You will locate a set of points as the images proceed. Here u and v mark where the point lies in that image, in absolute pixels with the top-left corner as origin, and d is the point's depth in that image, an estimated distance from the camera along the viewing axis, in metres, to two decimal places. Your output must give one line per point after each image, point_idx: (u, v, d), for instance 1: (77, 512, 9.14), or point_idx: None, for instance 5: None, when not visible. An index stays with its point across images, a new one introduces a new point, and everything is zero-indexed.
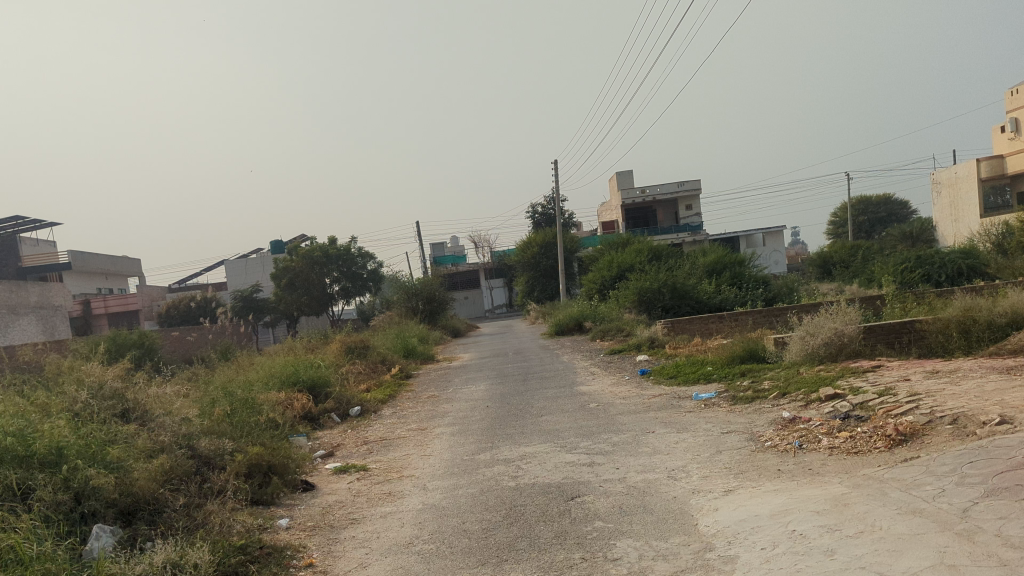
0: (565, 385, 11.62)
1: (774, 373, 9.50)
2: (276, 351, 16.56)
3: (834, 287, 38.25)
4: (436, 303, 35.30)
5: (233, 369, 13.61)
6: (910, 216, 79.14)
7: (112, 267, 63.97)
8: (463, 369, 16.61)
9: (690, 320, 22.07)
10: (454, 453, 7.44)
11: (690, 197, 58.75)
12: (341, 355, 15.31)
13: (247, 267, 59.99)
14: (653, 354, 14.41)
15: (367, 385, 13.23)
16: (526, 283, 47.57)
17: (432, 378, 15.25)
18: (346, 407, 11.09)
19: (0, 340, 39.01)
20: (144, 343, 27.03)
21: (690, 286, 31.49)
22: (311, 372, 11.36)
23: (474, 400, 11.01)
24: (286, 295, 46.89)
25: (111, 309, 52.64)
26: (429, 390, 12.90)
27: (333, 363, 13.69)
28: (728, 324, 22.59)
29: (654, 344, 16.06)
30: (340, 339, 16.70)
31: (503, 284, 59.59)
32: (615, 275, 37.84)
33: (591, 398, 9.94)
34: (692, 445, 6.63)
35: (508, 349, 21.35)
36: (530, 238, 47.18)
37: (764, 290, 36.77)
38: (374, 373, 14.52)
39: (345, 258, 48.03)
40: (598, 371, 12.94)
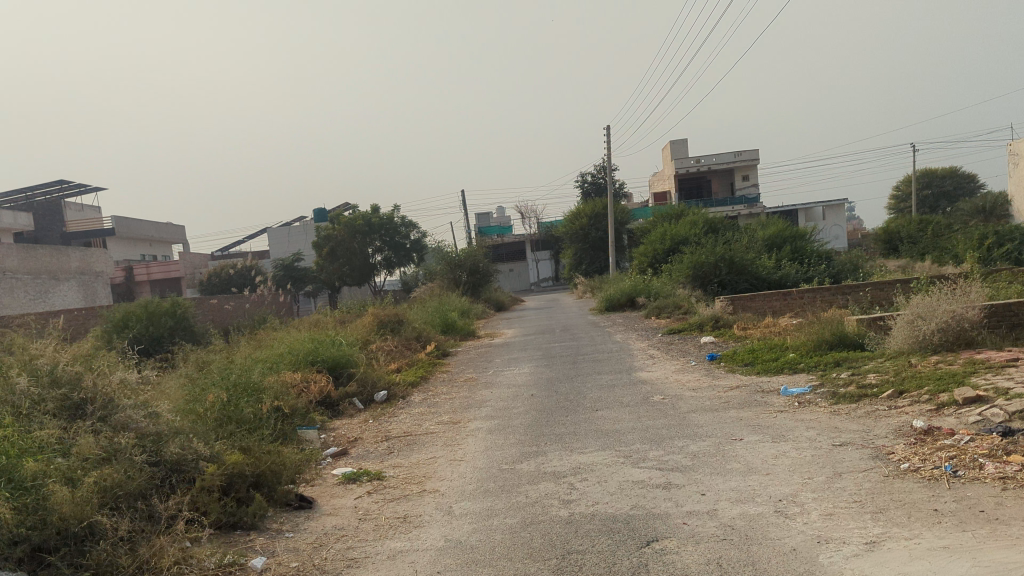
0: (620, 370, 10.12)
1: (877, 364, 7.84)
2: (304, 325, 15.33)
3: (903, 265, 35.93)
4: (480, 275, 34.02)
5: (252, 346, 12.36)
6: (978, 191, 75.37)
7: (157, 235, 64.02)
8: (506, 347, 15.16)
9: (752, 297, 20.37)
10: (490, 460, 6.01)
11: (746, 167, 56.32)
12: (372, 331, 13.99)
13: (289, 235, 59.36)
14: (720, 335, 12.82)
15: (399, 365, 11.91)
16: (574, 256, 45.94)
17: (472, 357, 13.84)
18: (371, 392, 9.77)
19: (39, 306, 38.71)
20: (176, 312, 26.15)
21: (749, 260, 29.64)
22: (332, 350, 10.07)
23: (516, 387, 9.57)
24: (327, 264, 46.06)
25: (153, 276, 52.42)
26: (466, 372, 11.52)
27: (362, 341, 12.38)
28: (794, 302, 20.85)
29: (720, 324, 14.39)
30: (372, 312, 15.40)
31: (550, 257, 58.12)
32: (668, 249, 36.05)
33: (655, 390, 8.40)
34: (798, 461, 5.06)
35: (555, 325, 19.85)
36: (579, 208, 45.49)
37: (827, 266, 34.66)
38: (408, 351, 13.18)
39: (388, 227, 46.84)
40: (658, 355, 11.42)
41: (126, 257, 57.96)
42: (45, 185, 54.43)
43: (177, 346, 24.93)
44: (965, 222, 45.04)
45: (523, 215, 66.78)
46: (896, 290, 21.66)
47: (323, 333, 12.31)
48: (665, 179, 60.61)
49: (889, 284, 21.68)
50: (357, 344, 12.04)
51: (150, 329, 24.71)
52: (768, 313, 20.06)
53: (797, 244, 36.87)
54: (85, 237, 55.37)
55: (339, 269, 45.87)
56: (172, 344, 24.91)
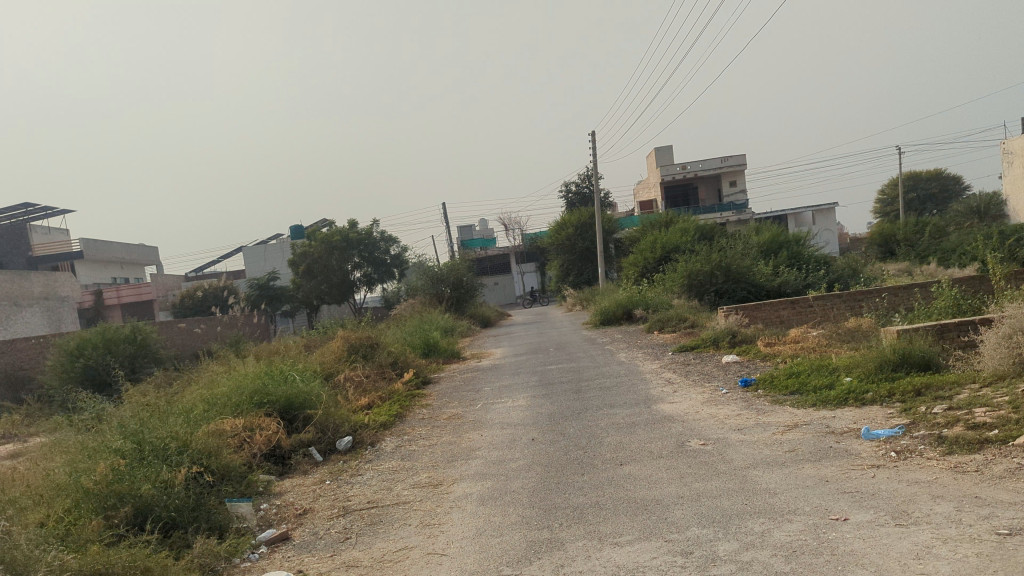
0: (638, 403, 8.34)
1: (977, 394, 6.08)
2: (265, 352, 13.46)
3: (904, 270, 34.57)
4: (462, 289, 32.19)
5: (198, 380, 10.48)
6: (965, 192, 74.65)
7: (128, 256, 61.78)
8: (495, 372, 13.33)
9: (758, 306, 18.72)
10: (482, 557, 4.21)
11: (734, 173, 54.97)
12: (342, 360, 12.14)
13: (266, 253, 57.36)
14: (742, 353, 11.08)
15: (371, 401, 10.06)
16: (561, 266, 44.24)
17: (456, 385, 12.00)
18: (332, 439, 7.91)
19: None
20: (137, 338, 24.13)
21: (747, 267, 28.01)
22: (283, 388, 8.23)
23: (512, 427, 7.77)
24: (305, 281, 44.13)
25: (125, 299, 50.24)
26: (450, 407, 9.72)
27: (325, 374, 10.55)
28: (806, 311, 19.20)
29: (739, 339, 12.62)
30: (344, 335, 13.56)
31: (535, 269, 56.49)
32: (659, 258, 34.44)
33: (689, 433, 6.59)
34: (963, 568, 3.27)
35: (548, 342, 18.09)
36: (564, 218, 43.85)
37: (825, 271, 33.19)
38: (382, 381, 11.33)
39: (367, 242, 44.90)
40: (677, 379, 9.66)
41: (96, 280, 55.77)
42: (10, 207, 52.18)
43: (139, 375, 23.00)
44: (960, 224, 43.88)
45: (506, 227, 65.08)
46: (914, 296, 20.11)
47: (279, 364, 10.44)
48: (651, 187, 59.14)
49: (905, 289, 20.16)
50: (320, 379, 10.18)
51: (109, 358, 22.72)
52: (777, 325, 18.43)
53: (792, 250, 35.42)
54: (52, 261, 53.11)
55: (318, 287, 43.96)
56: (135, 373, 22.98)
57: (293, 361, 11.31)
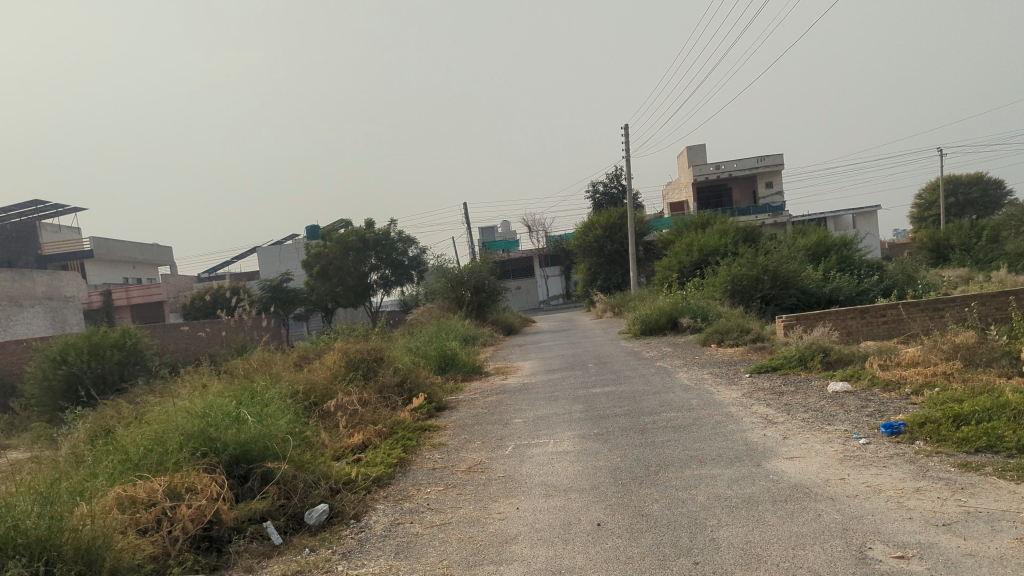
0: (743, 459, 5.80)
1: None
2: (243, 365, 11.01)
3: (962, 278, 31.83)
4: (486, 293, 29.76)
5: (146, 404, 8.08)
6: (1006, 198, 71.25)
7: (141, 257, 59.89)
8: (526, 395, 10.86)
9: (820, 315, 16.21)
10: None
11: (770, 173, 52.26)
12: (335, 384, 9.64)
13: (280, 254, 55.23)
14: (851, 379, 8.51)
15: (367, 441, 7.59)
16: (588, 270, 41.67)
17: (478, 414, 9.51)
18: (302, 506, 5.40)
19: None
20: (128, 344, 21.82)
21: (796, 271, 25.37)
22: (232, 430, 5.76)
23: (563, 498, 5.24)
24: (319, 284, 41.94)
25: (133, 300, 48.12)
26: (469, 450, 7.24)
27: (305, 405, 8.11)
28: (877, 322, 16.60)
29: (834, 358, 10.04)
30: (341, 346, 11.09)
31: (560, 273, 54.09)
32: (695, 262, 31.88)
33: (861, 530, 4.06)
34: None
35: (584, 356, 15.65)
36: (592, 219, 41.31)
37: (878, 277, 30.51)
38: (384, 410, 8.82)
39: (385, 243, 42.46)
40: (780, 418, 7.12)
41: (106, 280, 53.83)
42: (19, 204, 50.34)
43: (127, 384, 20.61)
44: (1016, 230, 40.96)
45: (529, 228, 62.61)
46: (1003, 304, 17.46)
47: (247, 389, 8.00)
48: (681, 188, 56.44)
49: (994, 297, 17.48)
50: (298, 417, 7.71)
51: (96, 366, 20.42)
52: (844, 336, 15.92)
53: (841, 255, 32.75)
54: (61, 260, 51.12)
55: (332, 290, 41.78)
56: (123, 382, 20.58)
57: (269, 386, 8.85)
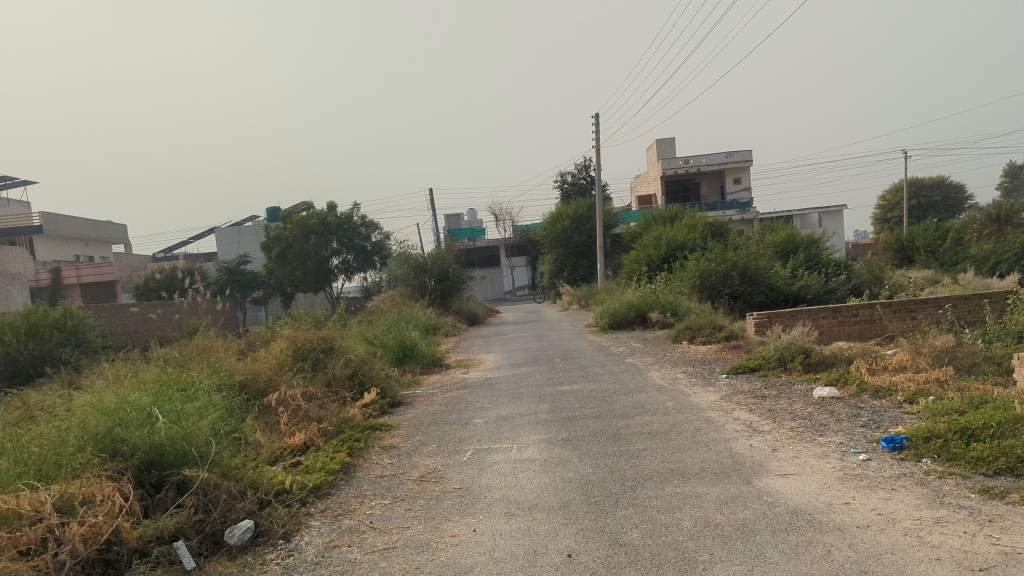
0: (731, 476, 5.13)
1: None
2: (181, 349, 10.14)
3: (928, 280, 31.74)
4: (449, 282, 28.96)
5: (61, 394, 7.22)
6: (967, 202, 72.01)
7: (94, 234, 57.99)
8: (487, 391, 10.14)
9: (791, 313, 15.74)
10: None
11: (739, 169, 52.05)
12: (278, 380, 8.85)
13: (239, 235, 53.82)
14: (838, 385, 7.92)
15: (309, 444, 6.83)
16: (555, 262, 41.05)
17: (434, 411, 8.78)
18: (224, 522, 4.64)
19: None
20: (70, 324, 20.69)
21: (765, 268, 24.97)
22: (144, 431, 4.97)
23: (528, 519, 4.53)
24: (278, 267, 40.80)
25: (83, 278, 46.40)
26: (423, 455, 6.50)
27: (239, 401, 7.30)
28: (850, 322, 16.16)
29: (815, 360, 9.46)
30: (289, 333, 10.28)
31: (526, 263, 53.47)
32: (663, 256, 31.39)
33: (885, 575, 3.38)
34: None
35: (550, 350, 14.98)
36: (559, 209, 40.68)
37: (846, 276, 30.28)
38: (330, 408, 8.06)
39: (347, 227, 41.40)
40: (767, 427, 6.47)
41: (56, 257, 51.97)
42: None
43: (67, 366, 19.51)
44: (980, 233, 41.08)
45: (496, 217, 61.80)
46: (975, 308, 17.12)
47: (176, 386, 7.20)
48: (650, 181, 56.02)
49: (967, 298, 17.13)
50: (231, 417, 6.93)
51: (33, 347, 19.28)
52: (815, 334, 15.46)
53: (809, 253, 32.49)
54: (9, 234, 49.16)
55: (292, 274, 40.67)
56: (62, 364, 19.48)
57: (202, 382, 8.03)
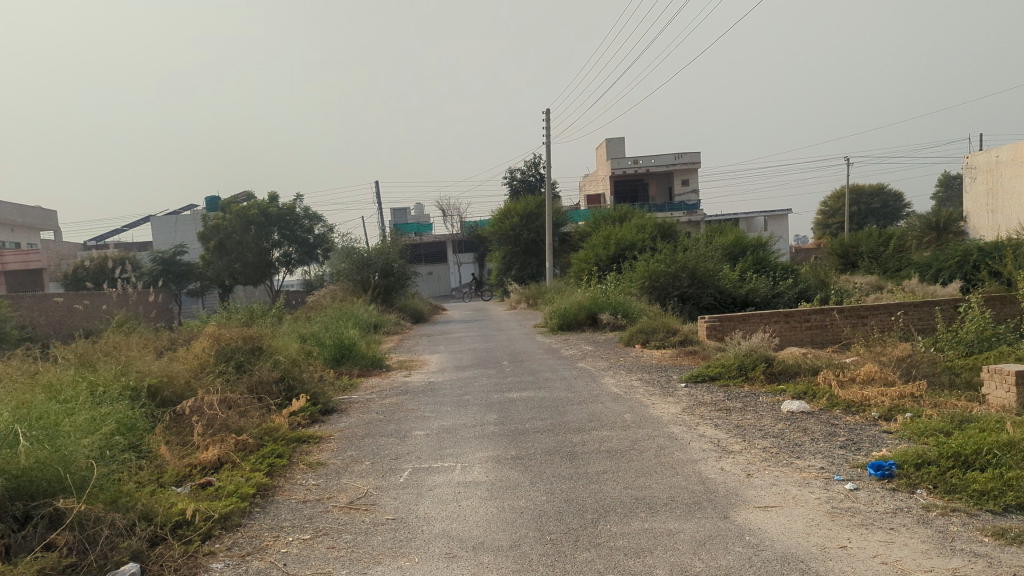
0: (704, 509, 4.48)
1: None
2: (90, 346, 9.21)
3: (872, 286, 31.90)
4: (394, 277, 28.09)
5: None
6: (905, 211, 73.39)
7: (22, 220, 55.40)
8: (429, 397, 9.39)
9: (744, 317, 15.33)
10: None
11: (687, 171, 52.04)
12: (195, 386, 8.00)
13: (176, 225, 51.97)
14: (806, 398, 7.35)
15: (224, 460, 6.02)
16: (502, 259, 40.35)
17: (370, 421, 8.00)
18: (105, 570, 3.85)
19: None
20: None
21: (713, 271, 24.66)
22: (6, 456, 4.14)
23: (474, 566, 3.81)
24: (215, 259, 39.37)
25: (8, 266, 44.20)
26: (354, 475, 5.73)
27: (142, 414, 6.43)
28: (802, 328, 15.83)
29: (778, 369, 8.91)
30: (212, 331, 9.40)
31: (473, 260, 52.74)
32: (611, 256, 30.95)
33: None
34: None
35: (497, 351, 14.32)
36: (507, 206, 40.06)
37: (793, 280, 30.22)
38: (252, 418, 7.25)
39: (288, 218, 40.10)
40: (738, 447, 5.84)
41: None
42: None
43: None
44: (920, 240, 41.57)
45: (443, 213, 60.88)
46: (924, 314, 16.93)
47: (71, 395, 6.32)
48: (599, 180, 55.73)
49: (919, 305, 16.95)
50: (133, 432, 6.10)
51: None
52: (767, 340, 15.07)
53: (757, 256, 32.41)
54: None
55: (230, 265, 39.28)
56: None
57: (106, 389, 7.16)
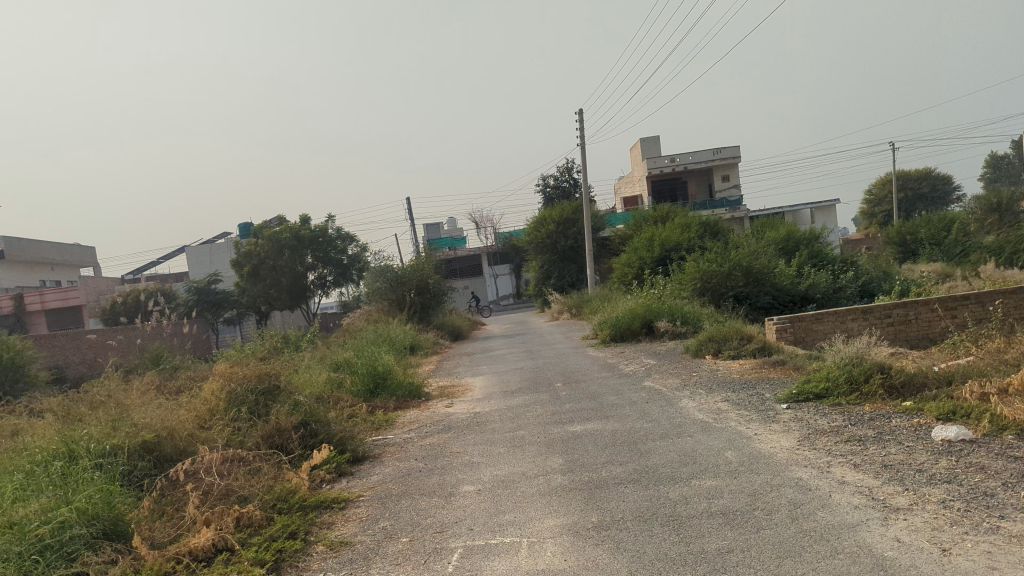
0: None
1: None
2: (84, 393, 7.91)
3: (939, 274, 29.83)
4: (430, 294, 26.77)
5: None
6: (955, 195, 70.35)
7: (60, 258, 55.13)
8: (475, 435, 7.91)
9: (815, 317, 13.77)
10: None
11: (727, 166, 50.18)
12: (197, 441, 6.64)
13: (210, 253, 51.35)
14: (964, 422, 5.73)
15: (221, 547, 4.62)
16: (541, 269, 38.82)
17: (409, 473, 6.55)
18: None
19: None
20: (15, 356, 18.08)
21: (770, 268, 22.91)
22: None
23: None
24: (250, 285, 38.47)
25: (48, 304, 43.81)
26: (395, 564, 4.28)
27: (115, 491, 5.04)
28: (881, 323, 14.23)
29: (899, 382, 7.30)
30: (222, 370, 8.06)
31: (510, 271, 51.46)
32: (657, 259, 29.25)
33: None
34: None
35: (550, 370, 12.87)
36: (543, 213, 38.65)
37: (854, 272, 28.30)
38: (262, 480, 5.86)
39: (321, 240, 39.05)
40: (906, 502, 4.28)
41: (21, 284, 49.00)
42: None
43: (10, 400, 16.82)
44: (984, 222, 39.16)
45: (478, 225, 59.63)
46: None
47: (28, 481, 4.98)
48: (635, 181, 54.04)
49: (1013, 292, 15.11)
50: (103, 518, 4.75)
51: None
52: (843, 342, 13.49)
53: (812, 249, 30.57)
54: None
55: (265, 291, 38.30)
56: (6, 397, 16.88)
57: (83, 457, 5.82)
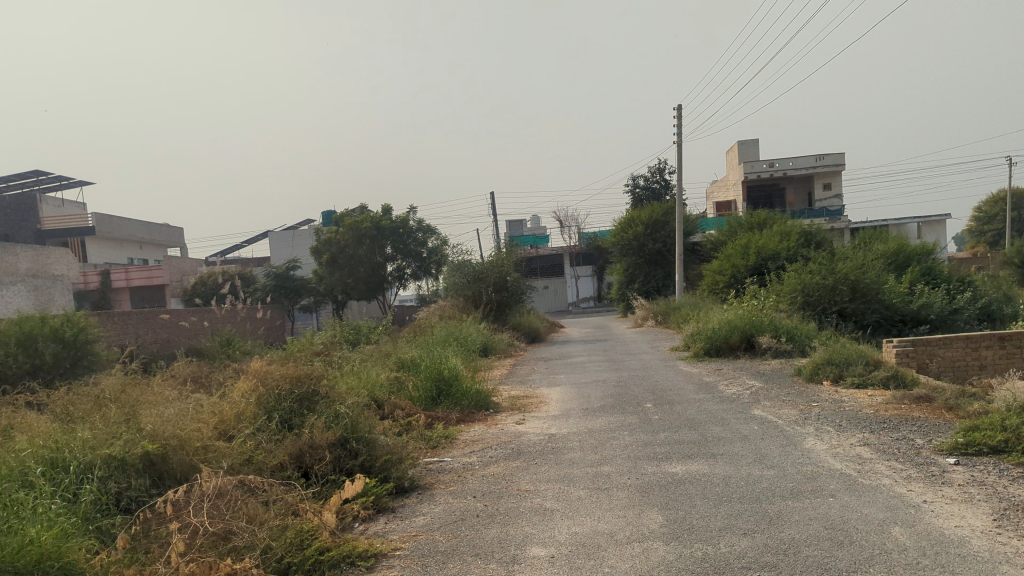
0: None
1: None
2: (96, 386, 6.79)
3: None
4: (508, 292, 25.42)
5: None
6: None
7: (149, 237, 56.05)
8: (547, 465, 6.48)
9: (947, 341, 11.89)
10: None
11: (829, 174, 47.38)
12: (210, 455, 5.43)
13: (292, 240, 51.35)
14: None
15: None
16: (626, 272, 37.12)
17: (460, 517, 5.15)
18: None
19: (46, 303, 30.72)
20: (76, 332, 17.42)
21: (880, 283, 20.74)
22: None
23: None
24: (328, 273, 37.96)
25: (133, 281, 44.19)
26: None
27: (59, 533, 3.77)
28: (1023, 356, 12.24)
29: None
30: (256, 368, 6.85)
31: (592, 273, 49.81)
32: (752, 267, 27.26)
33: None
34: None
35: (636, 385, 11.34)
36: (632, 214, 36.91)
37: (972, 292, 25.72)
38: (275, 517, 4.58)
39: (401, 231, 38.23)
40: None
41: (110, 261, 49.86)
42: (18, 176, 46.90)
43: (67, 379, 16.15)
44: None
45: (561, 224, 58.13)
46: None
47: None
48: (729, 187, 51.64)
49: None
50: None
51: (27, 358, 16.12)
52: (976, 373, 11.63)
53: (924, 265, 28.06)
54: (61, 236, 47.22)
55: (343, 280, 37.66)
56: (64, 375, 16.28)
57: (60, 481, 4.67)
